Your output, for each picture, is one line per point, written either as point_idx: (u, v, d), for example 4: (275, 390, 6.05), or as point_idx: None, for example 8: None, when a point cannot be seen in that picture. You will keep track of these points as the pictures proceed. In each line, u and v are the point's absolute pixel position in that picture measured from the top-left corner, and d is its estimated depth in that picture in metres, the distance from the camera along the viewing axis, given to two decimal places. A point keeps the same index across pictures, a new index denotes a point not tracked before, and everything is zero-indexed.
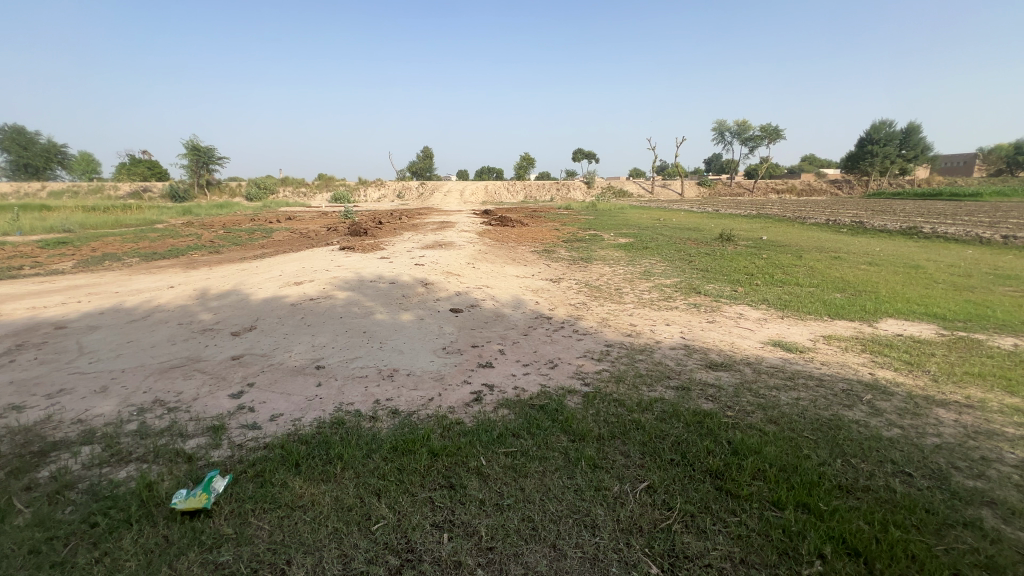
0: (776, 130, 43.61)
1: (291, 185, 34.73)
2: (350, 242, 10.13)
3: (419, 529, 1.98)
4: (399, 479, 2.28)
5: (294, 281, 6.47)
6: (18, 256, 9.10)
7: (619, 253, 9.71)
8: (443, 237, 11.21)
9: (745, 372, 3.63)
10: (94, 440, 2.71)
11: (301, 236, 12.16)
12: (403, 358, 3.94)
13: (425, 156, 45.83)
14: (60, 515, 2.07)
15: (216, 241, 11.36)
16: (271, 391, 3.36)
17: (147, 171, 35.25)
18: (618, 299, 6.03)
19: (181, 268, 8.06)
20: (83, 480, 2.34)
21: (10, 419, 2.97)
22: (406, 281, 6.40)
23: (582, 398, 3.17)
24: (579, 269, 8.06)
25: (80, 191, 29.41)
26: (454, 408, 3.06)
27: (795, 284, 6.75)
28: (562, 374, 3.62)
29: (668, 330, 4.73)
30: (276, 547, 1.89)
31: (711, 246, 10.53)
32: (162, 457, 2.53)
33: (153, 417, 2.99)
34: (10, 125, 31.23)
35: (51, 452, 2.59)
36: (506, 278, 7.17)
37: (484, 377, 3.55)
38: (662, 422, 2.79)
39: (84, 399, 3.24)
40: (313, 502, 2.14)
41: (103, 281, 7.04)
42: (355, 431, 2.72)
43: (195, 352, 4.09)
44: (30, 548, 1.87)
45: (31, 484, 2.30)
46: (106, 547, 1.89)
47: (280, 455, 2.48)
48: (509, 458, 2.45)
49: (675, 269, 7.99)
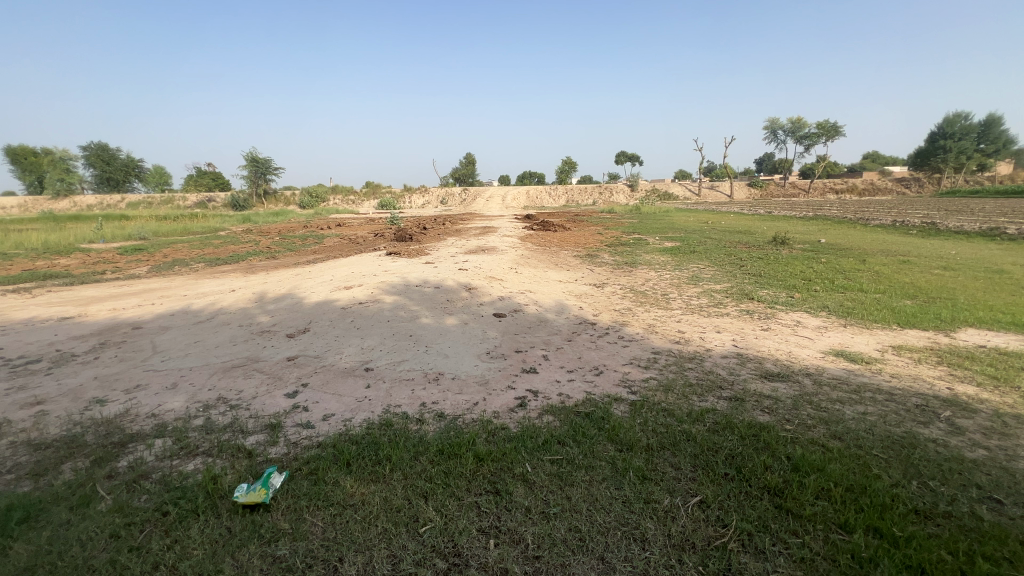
0: (835, 127, 41.15)
1: (341, 194, 36.25)
2: (396, 247, 10.42)
3: (465, 533, 1.98)
4: (446, 482, 2.31)
5: (344, 285, 6.72)
6: (101, 262, 9.97)
7: (665, 257, 9.46)
8: (486, 241, 11.34)
9: (804, 383, 3.43)
10: (165, 433, 2.91)
11: (350, 242, 12.64)
12: (448, 361, 3.99)
13: (468, 163, 46.52)
14: (136, 503, 2.24)
15: (273, 247, 12.01)
16: (323, 391, 3.48)
17: (212, 182, 37.91)
18: (664, 305, 5.87)
19: (242, 273, 8.57)
20: (156, 471, 2.52)
21: (94, 412, 3.24)
22: (451, 285, 6.50)
23: (629, 407, 3.09)
24: (623, 274, 7.89)
25: (154, 202, 31.91)
26: (499, 412, 3.07)
27: (859, 290, 6.33)
28: (608, 381, 3.55)
29: (719, 338, 4.55)
30: (328, 544, 1.95)
31: (764, 250, 10.04)
32: (225, 452, 2.68)
33: (217, 413, 3.17)
34: (96, 143, 34.65)
35: (128, 444, 2.80)
36: (549, 283, 7.14)
37: (528, 383, 3.53)
38: (714, 434, 2.67)
39: (157, 395, 3.50)
40: (363, 501, 2.19)
41: (174, 285, 7.59)
42: (402, 433, 2.78)
43: (254, 352, 4.33)
44: (111, 533, 2.02)
45: (112, 473, 2.49)
46: (177, 535, 2.01)
47: (332, 454, 2.56)
48: (555, 466, 2.42)
49: (725, 274, 7.68)
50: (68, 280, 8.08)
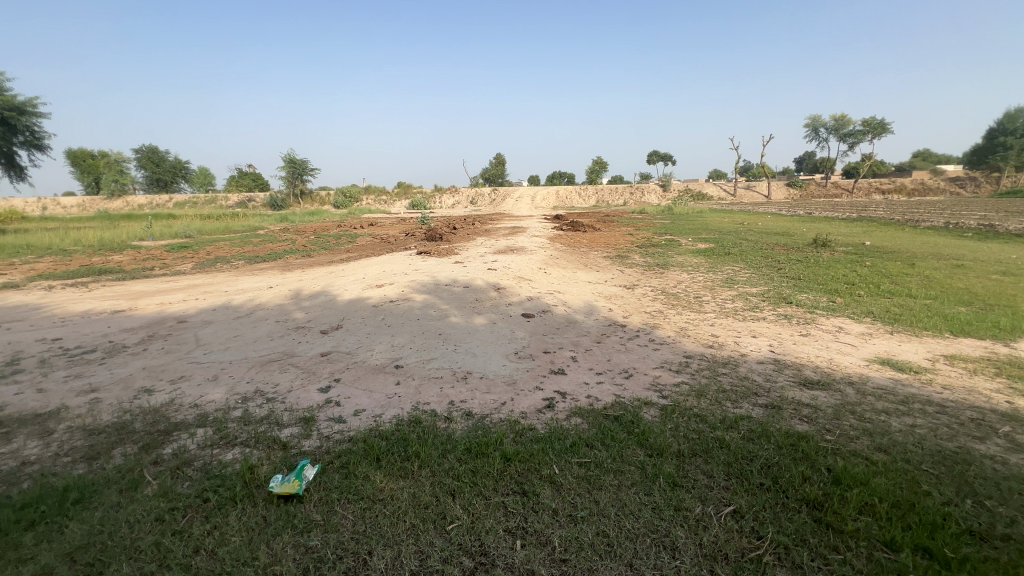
0: (882, 123, 39.20)
1: (373, 194, 37.03)
2: (426, 247, 10.55)
3: (491, 533, 1.98)
4: (473, 481, 2.32)
5: (375, 283, 6.85)
6: (150, 258, 10.52)
7: (698, 259, 9.23)
8: (516, 241, 11.36)
9: (847, 393, 3.27)
10: (206, 423, 3.03)
11: (381, 241, 12.90)
12: (476, 360, 4.01)
13: (498, 163, 46.74)
14: (180, 488, 2.34)
15: (309, 245, 12.39)
16: (355, 387, 3.56)
17: (252, 183, 39.41)
18: (697, 308, 5.73)
19: (279, 270, 8.87)
20: (198, 459, 2.63)
21: (142, 400, 3.42)
22: (480, 285, 6.54)
23: (660, 411, 3.03)
24: (655, 275, 7.74)
25: (198, 202, 33.43)
26: (527, 413, 3.06)
27: (907, 295, 6.00)
28: (638, 384, 3.49)
29: (754, 343, 4.41)
30: (358, 537, 1.99)
31: (804, 252, 9.66)
32: (262, 443, 2.77)
33: (255, 406, 3.29)
34: (147, 146, 36.58)
35: (173, 432, 2.94)
36: (578, 284, 7.08)
37: (556, 384, 3.51)
38: (748, 442, 2.58)
39: (199, 386, 3.66)
40: (392, 496, 2.23)
41: (216, 281, 7.93)
42: (431, 431, 2.81)
43: (290, 348, 4.46)
44: (156, 516, 2.13)
45: (158, 459, 2.62)
46: (216, 521, 2.09)
47: (363, 449, 2.61)
48: (583, 469, 2.40)
49: (761, 277, 7.42)
50: (120, 275, 8.55)
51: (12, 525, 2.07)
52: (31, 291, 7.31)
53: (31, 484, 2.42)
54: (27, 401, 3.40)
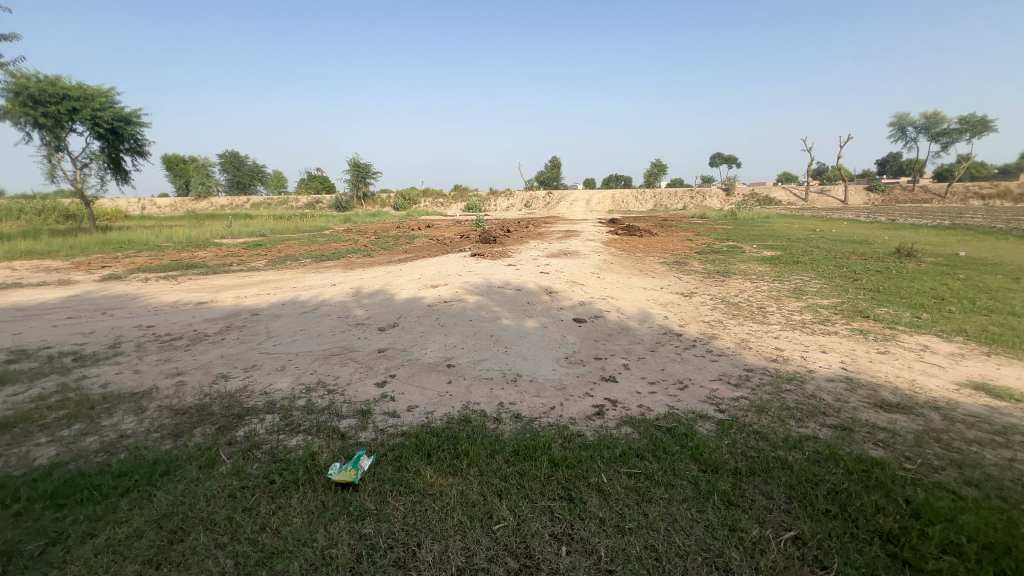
0: (984, 121, 35.27)
1: (431, 197, 38.16)
2: (480, 249, 10.73)
3: (537, 536, 1.99)
4: (520, 483, 2.33)
5: (430, 284, 7.05)
6: (229, 255, 11.44)
7: (763, 267, 8.75)
8: (569, 245, 11.29)
9: (932, 418, 2.98)
10: (274, 410, 3.26)
11: (437, 243, 13.27)
12: (527, 364, 4.03)
13: (553, 166, 46.72)
14: (250, 469, 2.54)
15: (370, 245, 12.97)
16: (409, 383, 3.69)
17: (321, 186, 41.83)
18: (761, 319, 5.43)
19: (342, 269, 9.35)
20: (266, 442, 2.83)
21: (220, 385, 3.73)
22: (532, 288, 6.56)
23: (715, 425, 2.90)
24: (714, 283, 7.41)
25: (272, 203, 35.94)
26: (575, 419, 3.03)
27: (1009, 313, 5.37)
28: (693, 397, 3.36)
29: (824, 358, 4.11)
30: (407, 529, 2.06)
31: (884, 263, 8.89)
32: (323, 432, 2.93)
33: (317, 396, 3.49)
34: (229, 152, 39.83)
35: (245, 416, 3.18)
36: (632, 290, 6.92)
37: (607, 392, 3.45)
38: (814, 465, 2.42)
39: (269, 375, 3.94)
40: (441, 492, 2.29)
41: (286, 278, 8.50)
42: (480, 431, 2.85)
43: (350, 343, 4.70)
44: (229, 493, 2.32)
45: (232, 441, 2.85)
46: (280, 502, 2.25)
47: (414, 444, 2.70)
48: (632, 480, 2.34)
49: (834, 288, 6.91)
50: (204, 270, 9.38)
51: (111, 490, 2.33)
52: (130, 282, 8.17)
53: (126, 455, 2.72)
54: (126, 381, 3.82)
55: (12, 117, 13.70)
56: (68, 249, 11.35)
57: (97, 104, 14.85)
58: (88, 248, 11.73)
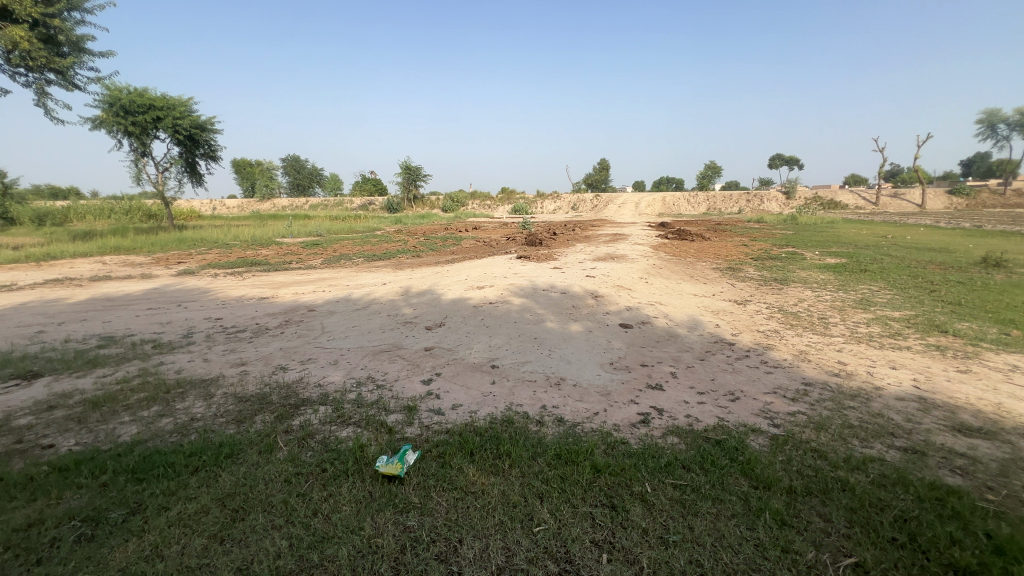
0: None
1: (479, 199, 38.73)
2: (526, 251, 10.78)
3: (577, 542, 1.98)
4: (561, 487, 2.32)
5: (477, 285, 7.16)
6: (289, 253, 12.10)
7: (826, 275, 8.22)
8: (617, 249, 11.10)
9: (1020, 446, 2.69)
10: (327, 402, 3.42)
11: (483, 245, 13.45)
12: (571, 368, 4.01)
13: (602, 168, 46.21)
14: (305, 456, 2.68)
15: (419, 246, 13.34)
16: (453, 382, 3.77)
17: (374, 188, 43.44)
18: (822, 330, 5.11)
19: (393, 269, 9.68)
20: (319, 432, 2.98)
21: (279, 376, 3.97)
22: (577, 292, 6.51)
23: (769, 440, 2.77)
24: (771, 291, 7.05)
25: (329, 204, 37.73)
26: (619, 426, 2.98)
27: None
28: (745, 409, 3.21)
29: (894, 375, 3.82)
30: (449, 524, 2.10)
31: (968, 273, 8.11)
32: (371, 425, 3.05)
33: (367, 390, 3.64)
34: (291, 157, 42.23)
35: (301, 406, 3.36)
36: (682, 296, 6.72)
37: (653, 400, 3.37)
38: (879, 489, 2.25)
39: (323, 368, 4.14)
40: (483, 490, 2.33)
41: (340, 276, 8.90)
42: (523, 432, 2.87)
43: (399, 340, 4.85)
44: (285, 478, 2.46)
45: (289, 429, 3.02)
46: (332, 489, 2.37)
47: (458, 441, 2.76)
48: (677, 491, 2.28)
49: (907, 299, 6.39)
50: (266, 267, 9.99)
51: (182, 468, 2.53)
52: (202, 277, 8.84)
53: (196, 436, 2.94)
54: (197, 368, 4.14)
55: (106, 125, 15.19)
56: (151, 246, 12.45)
57: (177, 112, 16.14)
58: (167, 245, 12.80)
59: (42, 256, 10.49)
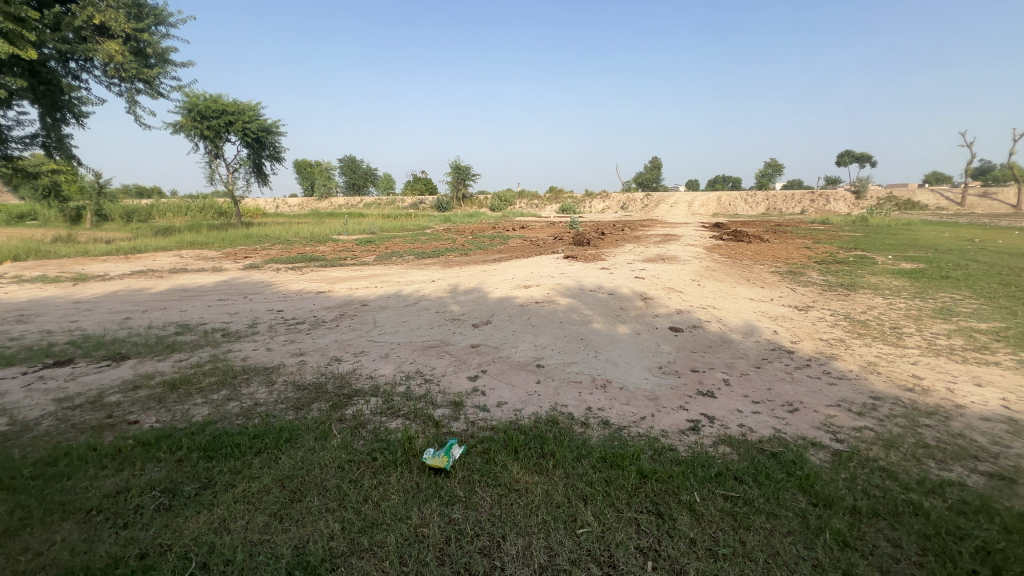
0: None
1: (527, 198, 38.82)
2: (573, 251, 10.68)
3: (622, 547, 1.95)
4: (606, 491, 2.29)
5: (523, 284, 7.19)
6: (344, 250, 12.63)
7: (901, 281, 7.61)
8: (667, 250, 10.78)
9: None
10: (378, 393, 3.56)
11: (530, 244, 13.46)
12: (617, 370, 3.94)
13: (653, 167, 45.06)
14: (357, 445, 2.80)
15: (467, 244, 13.56)
16: (499, 379, 3.81)
17: (425, 186, 44.53)
18: (895, 341, 4.73)
19: (441, 266, 9.89)
20: (370, 422, 3.11)
21: (333, 367, 4.17)
22: (626, 293, 6.39)
23: (831, 456, 2.60)
24: (836, 298, 6.61)
25: (382, 203, 39.10)
26: (667, 432, 2.91)
27: None
28: (804, 421, 3.04)
29: (979, 393, 3.47)
30: (493, 520, 2.13)
31: None
32: (419, 418, 3.15)
33: (415, 384, 3.75)
34: (347, 158, 43.99)
35: (354, 396, 3.52)
36: (737, 300, 6.43)
37: (703, 407, 3.25)
38: (958, 516, 2.06)
39: (375, 361, 4.31)
40: (526, 489, 2.34)
41: (391, 272, 9.20)
42: (567, 433, 2.86)
43: (446, 337, 4.96)
44: (339, 464, 2.58)
45: (342, 417, 3.16)
46: (381, 478, 2.46)
47: (502, 439, 2.79)
48: (728, 503, 2.19)
49: (996, 310, 5.79)
50: (323, 263, 10.49)
51: (247, 449, 2.72)
52: (265, 272, 9.41)
53: (259, 420, 3.15)
54: (261, 356, 4.42)
55: (185, 129, 16.51)
56: (221, 241, 13.40)
57: (247, 117, 17.22)
58: (236, 241, 13.74)
59: (129, 250, 11.55)
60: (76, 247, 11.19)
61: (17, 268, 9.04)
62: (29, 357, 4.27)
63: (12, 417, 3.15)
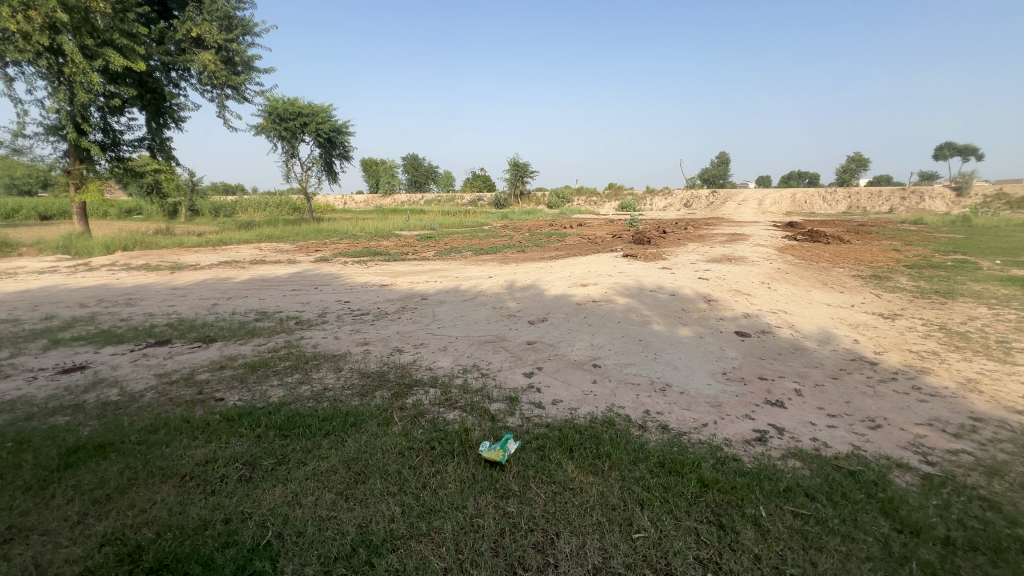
0: None
1: (585, 195, 38.31)
2: (633, 250, 10.41)
3: (679, 556, 1.89)
4: (664, 497, 2.23)
5: (580, 282, 7.11)
6: (406, 245, 13.09)
7: (1010, 289, 6.75)
8: (735, 250, 10.23)
9: None
10: (437, 384, 3.68)
11: (588, 242, 13.28)
12: (678, 374, 3.81)
13: (721, 163, 42.87)
14: (416, 433, 2.91)
15: (524, 241, 13.60)
16: (554, 377, 3.81)
17: (484, 184, 45.19)
18: (1001, 357, 4.21)
19: (498, 263, 10.01)
20: (429, 412, 3.21)
21: (396, 357, 4.36)
22: (688, 294, 6.15)
23: (919, 479, 2.37)
24: (930, 306, 5.98)
25: (442, 199, 40.12)
26: (731, 441, 2.77)
27: None
28: (888, 440, 2.79)
29: None
30: (547, 516, 2.14)
31: None
32: (475, 411, 3.21)
33: (472, 378, 3.83)
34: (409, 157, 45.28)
35: (414, 386, 3.66)
36: (812, 305, 6.00)
37: (771, 417, 3.07)
38: None
39: (434, 353, 4.45)
40: (581, 488, 2.33)
41: (450, 268, 9.44)
42: (625, 435, 2.81)
43: (503, 332, 5.03)
44: (399, 451, 2.70)
45: (402, 406, 3.30)
46: (440, 466, 2.54)
47: (558, 437, 2.78)
48: (798, 520, 2.06)
49: None
50: (386, 257, 10.96)
51: (317, 430, 2.91)
52: (335, 265, 9.98)
53: (328, 404, 3.36)
54: (330, 344, 4.71)
55: (266, 131, 17.84)
56: (295, 235, 14.37)
57: (320, 118, 18.27)
58: (308, 235, 14.66)
59: (217, 242, 12.67)
60: (173, 239, 12.42)
61: (126, 257, 10.19)
62: (136, 337, 4.82)
63: (122, 388, 3.58)
